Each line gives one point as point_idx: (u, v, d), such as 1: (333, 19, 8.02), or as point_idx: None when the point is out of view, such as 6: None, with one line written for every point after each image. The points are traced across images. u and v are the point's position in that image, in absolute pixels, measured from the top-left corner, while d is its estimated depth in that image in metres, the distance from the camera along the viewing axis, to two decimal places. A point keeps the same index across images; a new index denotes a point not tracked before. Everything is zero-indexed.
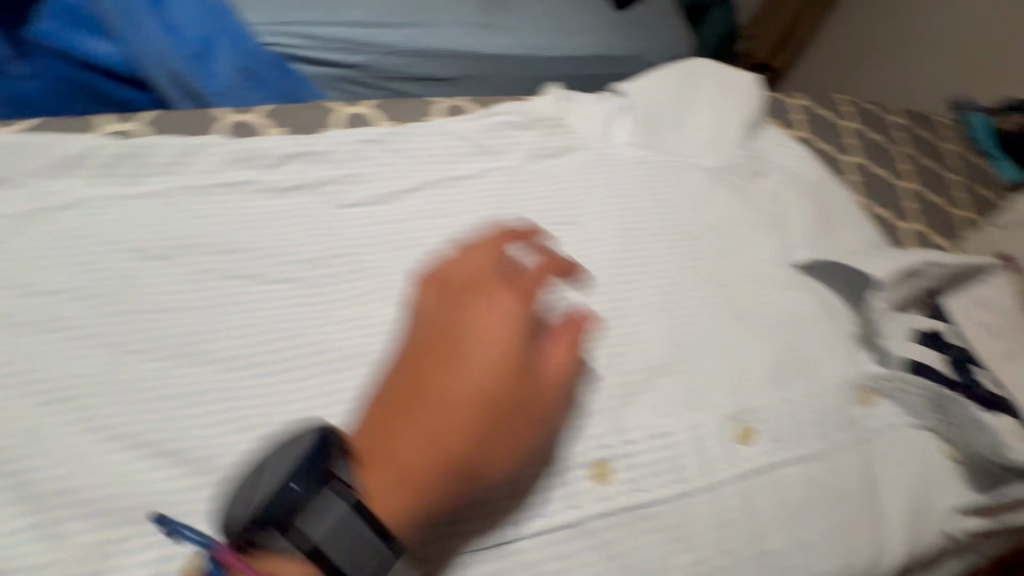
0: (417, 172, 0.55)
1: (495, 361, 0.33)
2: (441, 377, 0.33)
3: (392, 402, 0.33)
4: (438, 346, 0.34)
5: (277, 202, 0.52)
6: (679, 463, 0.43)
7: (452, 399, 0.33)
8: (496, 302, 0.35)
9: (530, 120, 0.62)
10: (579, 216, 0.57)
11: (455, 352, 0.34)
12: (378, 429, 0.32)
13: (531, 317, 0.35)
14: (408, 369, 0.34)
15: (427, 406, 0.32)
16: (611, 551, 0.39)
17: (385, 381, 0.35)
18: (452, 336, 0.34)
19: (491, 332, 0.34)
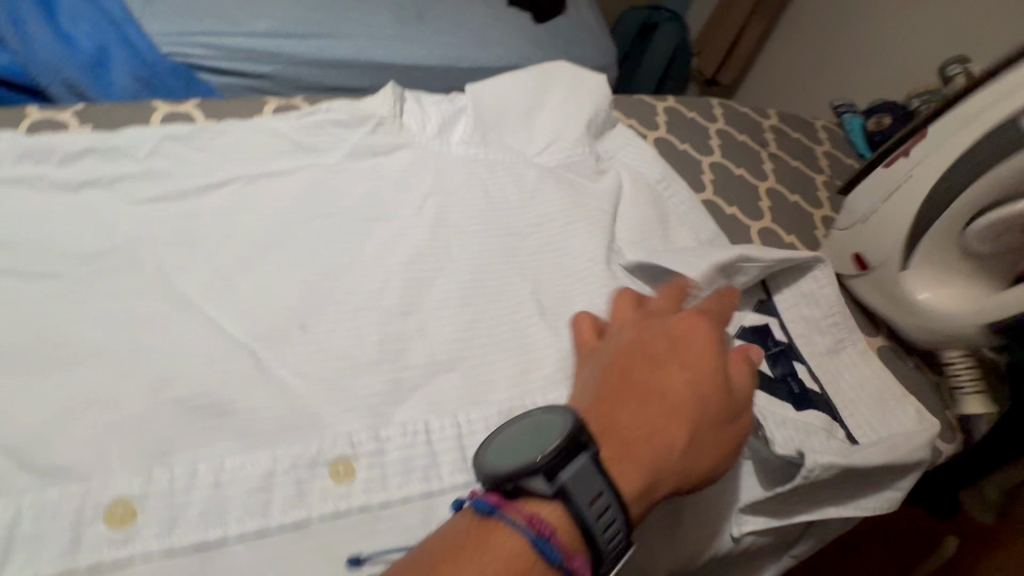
0: (222, 169, 0.54)
1: (701, 366, 0.42)
2: (661, 375, 0.41)
3: (604, 397, 0.40)
4: (649, 352, 0.43)
5: (59, 196, 0.49)
6: (435, 460, 0.41)
7: (686, 393, 0.40)
8: (698, 322, 0.45)
9: (355, 118, 0.61)
10: (391, 213, 0.56)
11: (665, 362, 0.42)
12: (619, 418, 0.39)
13: (719, 338, 0.45)
14: (617, 379, 0.41)
15: (686, 395, 0.40)
16: (334, 555, 0.37)
17: (584, 394, 0.42)
18: (657, 352, 0.43)
19: (690, 344, 0.44)
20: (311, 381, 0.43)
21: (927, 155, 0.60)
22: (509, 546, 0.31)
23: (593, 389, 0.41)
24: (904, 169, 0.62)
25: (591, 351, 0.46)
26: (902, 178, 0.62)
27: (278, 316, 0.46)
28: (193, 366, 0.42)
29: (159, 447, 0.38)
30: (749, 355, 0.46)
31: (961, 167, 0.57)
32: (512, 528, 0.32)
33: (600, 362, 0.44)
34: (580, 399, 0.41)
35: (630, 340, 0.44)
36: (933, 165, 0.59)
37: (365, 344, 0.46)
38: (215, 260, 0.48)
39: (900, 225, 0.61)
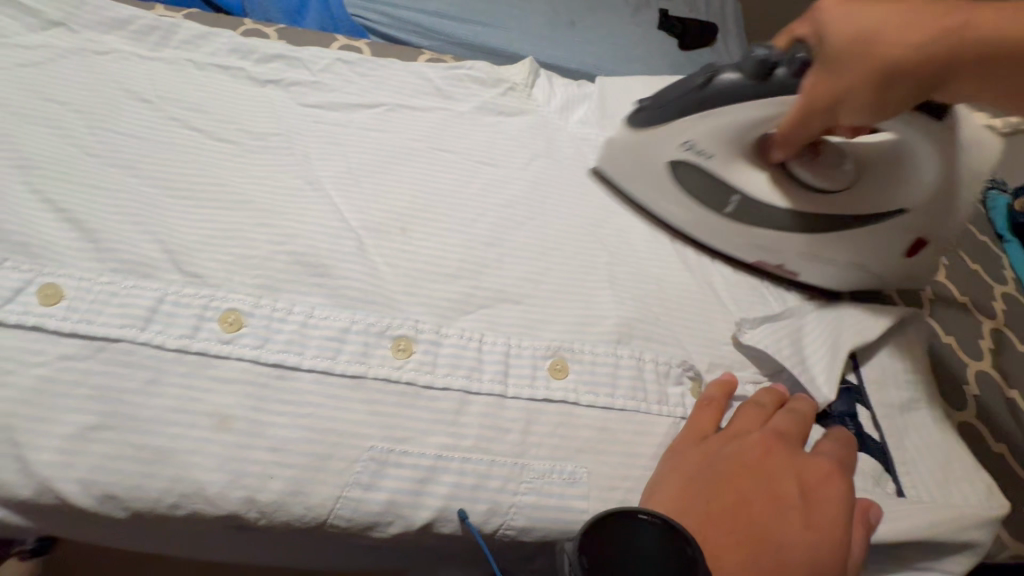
0: (374, 95, 0.64)
1: (823, 525, 0.39)
2: (784, 527, 0.38)
3: (717, 527, 0.38)
4: (776, 493, 0.40)
5: (251, 86, 0.61)
6: (478, 366, 0.45)
7: (805, 551, 0.38)
8: (839, 482, 0.41)
9: (491, 80, 0.68)
10: (498, 162, 0.62)
11: (783, 505, 0.39)
12: (731, 560, 0.37)
13: (849, 492, 0.41)
14: (730, 504, 0.39)
15: (804, 559, 0.37)
16: (376, 409, 0.42)
17: (689, 495, 0.40)
18: (779, 490, 0.40)
19: (824, 501, 0.40)
20: (397, 272, 0.49)
21: (751, 251, 0.59)
22: None
23: (705, 510, 0.39)
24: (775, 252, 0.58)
25: (705, 449, 0.43)
26: (776, 245, 0.57)
27: (385, 216, 0.53)
28: (313, 233, 0.50)
29: (272, 284, 0.46)
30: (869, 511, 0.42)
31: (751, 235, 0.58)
32: None
33: (714, 476, 0.41)
34: (689, 510, 0.39)
35: (753, 466, 0.41)
36: (760, 248, 0.58)
37: (447, 258, 0.52)
38: (348, 161, 0.57)
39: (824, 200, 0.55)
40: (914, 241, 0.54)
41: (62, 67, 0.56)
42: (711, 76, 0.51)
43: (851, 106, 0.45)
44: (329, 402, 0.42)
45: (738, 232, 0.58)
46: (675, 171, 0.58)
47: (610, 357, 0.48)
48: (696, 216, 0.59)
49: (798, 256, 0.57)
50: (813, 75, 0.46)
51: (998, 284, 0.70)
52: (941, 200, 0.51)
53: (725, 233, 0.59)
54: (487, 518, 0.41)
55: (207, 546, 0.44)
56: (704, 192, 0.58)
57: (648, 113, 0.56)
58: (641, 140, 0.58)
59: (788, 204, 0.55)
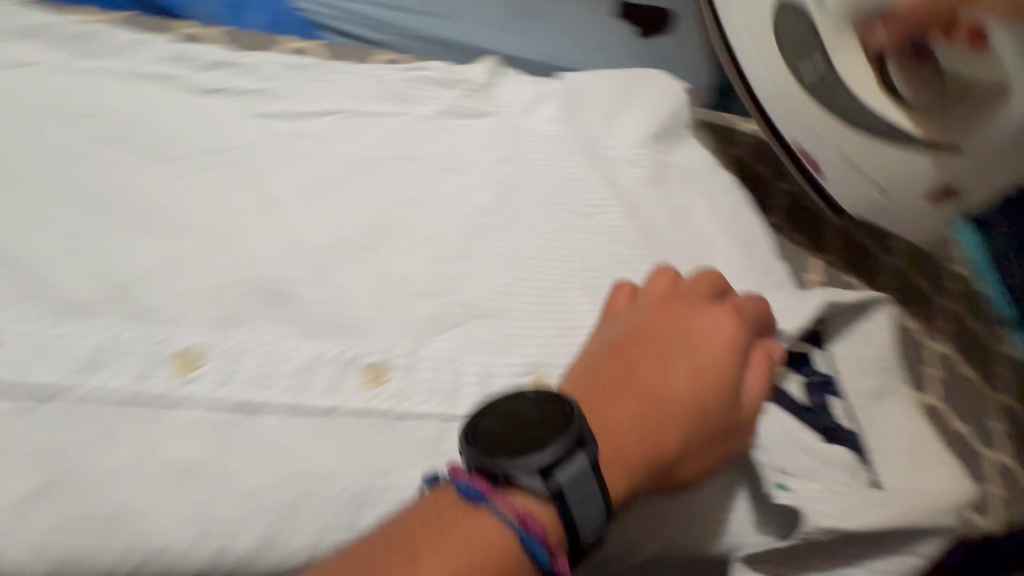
0: (328, 101, 0.60)
1: (705, 366, 0.44)
2: (673, 374, 0.43)
3: (605, 393, 0.42)
4: (670, 346, 0.45)
5: (192, 96, 0.57)
6: (457, 390, 0.44)
7: (689, 394, 0.42)
8: (732, 331, 0.46)
9: (451, 81, 0.65)
10: (464, 169, 0.59)
11: (672, 358, 0.44)
12: (628, 412, 0.41)
13: (738, 334, 0.46)
14: (623, 363, 0.43)
15: (688, 401, 0.42)
16: (351, 445, 0.40)
17: (592, 359, 0.44)
18: (670, 345, 0.45)
19: (708, 346, 0.45)
20: (364, 293, 0.47)
21: (813, 134, 0.66)
22: (490, 531, 0.34)
23: (606, 369, 0.43)
24: (828, 137, 0.64)
25: (614, 325, 0.47)
26: (834, 133, 0.63)
27: (349, 234, 0.50)
28: (272, 257, 0.47)
29: (229, 316, 0.43)
30: (767, 357, 0.47)
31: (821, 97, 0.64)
32: (496, 516, 0.34)
33: (622, 342, 0.45)
34: (588, 377, 0.43)
35: (652, 328, 0.46)
36: (819, 119, 0.64)
37: (417, 276, 0.49)
38: (305, 175, 0.54)
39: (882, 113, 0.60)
40: (942, 189, 0.59)
41: None
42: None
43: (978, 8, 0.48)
44: (301, 441, 0.40)
45: (811, 110, 0.65)
46: (784, 13, 0.65)
47: None
48: (782, 86, 0.67)
49: (824, 136, 0.65)
50: None
51: (953, 266, 0.73)
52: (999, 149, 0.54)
53: (795, 110, 0.67)
54: None
55: None
56: (795, 48, 0.65)
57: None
58: None
59: (868, 96, 0.61)
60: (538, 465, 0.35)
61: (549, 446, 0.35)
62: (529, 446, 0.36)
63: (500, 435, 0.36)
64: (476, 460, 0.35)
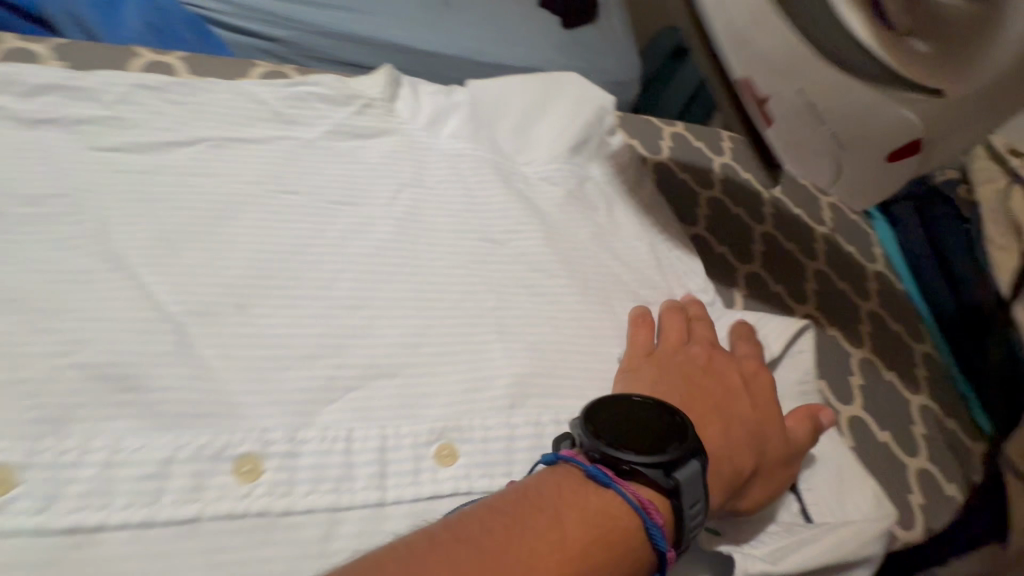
0: (193, 127, 0.52)
1: (766, 401, 0.46)
2: (735, 391, 0.46)
3: (694, 410, 0.43)
4: (720, 371, 0.47)
5: (13, 129, 0.47)
6: (350, 472, 0.38)
7: (757, 421, 0.44)
8: (761, 367, 0.49)
9: (342, 97, 0.58)
10: (361, 199, 0.53)
11: (737, 386, 0.46)
12: (716, 429, 0.42)
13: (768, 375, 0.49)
14: (698, 387, 0.45)
15: (757, 415, 0.45)
16: (218, 561, 0.34)
17: (662, 382, 0.45)
18: (731, 373, 0.47)
19: (747, 367, 0.49)
20: (237, 366, 0.40)
21: (771, 80, 0.53)
22: (616, 511, 0.34)
23: (678, 396, 0.44)
24: (793, 97, 0.53)
25: (654, 360, 0.48)
26: (793, 105, 0.54)
27: (217, 292, 0.43)
28: (117, 332, 0.39)
29: (58, 414, 0.35)
30: (816, 416, 0.48)
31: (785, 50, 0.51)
32: (623, 498, 0.35)
33: (674, 370, 0.46)
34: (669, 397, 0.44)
35: (698, 359, 0.48)
36: (789, 49, 0.51)
37: (302, 336, 0.43)
38: (163, 221, 0.46)
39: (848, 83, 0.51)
40: (908, 142, 0.53)
41: None
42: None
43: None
44: (154, 565, 0.33)
45: (765, 63, 0.52)
46: None
47: (504, 429, 0.43)
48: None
49: (792, 94, 0.53)
50: None
51: (871, 264, 0.73)
52: (975, 99, 0.50)
53: (778, 66, 0.52)
54: None
55: None
56: None
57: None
58: None
59: None
60: (660, 461, 0.35)
61: (671, 445, 0.36)
62: (652, 446, 0.36)
63: (624, 426, 0.37)
64: (599, 447, 0.36)
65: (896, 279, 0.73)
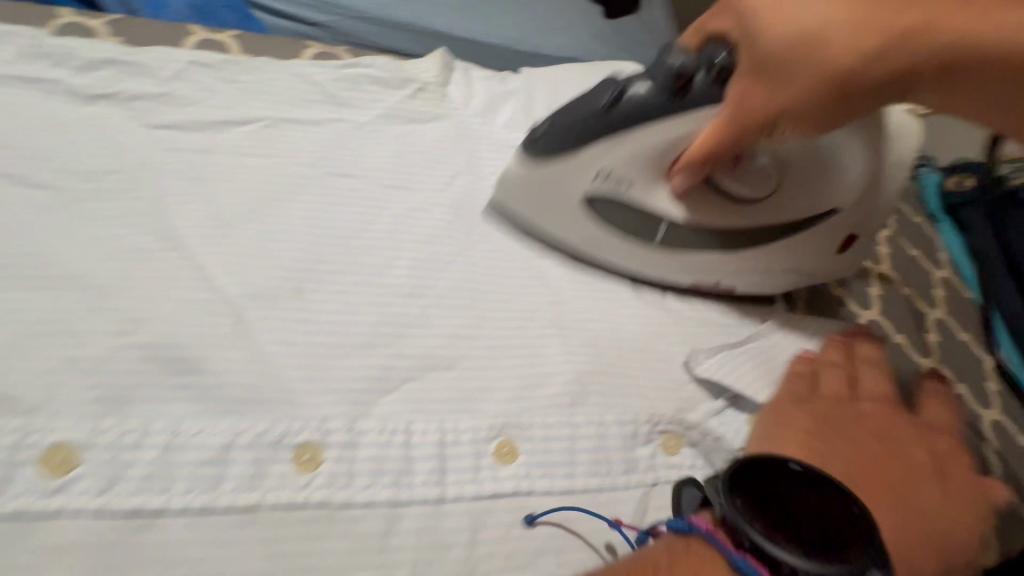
0: (247, 106, 0.51)
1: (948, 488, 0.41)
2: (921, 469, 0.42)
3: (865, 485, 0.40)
4: (901, 441, 0.44)
5: (74, 106, 0.47)
6: (408, 466, 0.37)
7: (939, 511, 0.40)
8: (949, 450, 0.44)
9: (396, 80, 0.57)
10: (413, 185, 0.51)
11: (916, 466, 0.42)
12: (897, 516, 0.38)
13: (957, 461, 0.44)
14: (871, 459, 0.41)
15: (941, 503, 0.40)
16: (278, 551, 0.33)
17: (835, 447, 0.42)
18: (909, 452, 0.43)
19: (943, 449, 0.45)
20: (294, 352, 0.39)
21: (725, 277, 0.52)
22: None
23: (851, 458, 0.41)
24: (748, 280, 0.53)
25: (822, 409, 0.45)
26: (752, 280, 0.53)
27: (272, 275, 0.42)
28: (175, 312, 0.38)
29: (117, 394, 0.34)
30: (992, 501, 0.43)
31: (708, 260, 0.51)
32: None
33: (845, 427, 0.44)
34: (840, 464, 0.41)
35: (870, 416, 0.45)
36: (710, 258, 0.51)
37: (357, 323, 0.42)
38: (218, 202, 0.45)
39: (770, 261, 0.52)
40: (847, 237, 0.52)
41: None
42: (621, 93, 0.45)
43: (791, 125, 0.41)
44: (213, 553, 0.32)
45: (692, 262, 0.51)
46: (594, 206, 0.49)
47: (565, 428, 0.41)
48: (629, 251, 0.51)
49: (738, 271, 0.52)
50: (744, 83, 0.41)
51: (936, 270, 0.70)
52: (871, 196, 0.49)
53: (711, 267, 0.52)
54: None
55: None
56: (645, 231, 0.50)
57: (545, 143, 0.47)
58: (553, 179, 0.48)
59: (702, 216, 0.50)
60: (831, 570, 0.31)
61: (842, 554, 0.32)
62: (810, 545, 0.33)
63: (777, 519, 0.33)
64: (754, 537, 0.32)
65: (962, 287, 0.70)
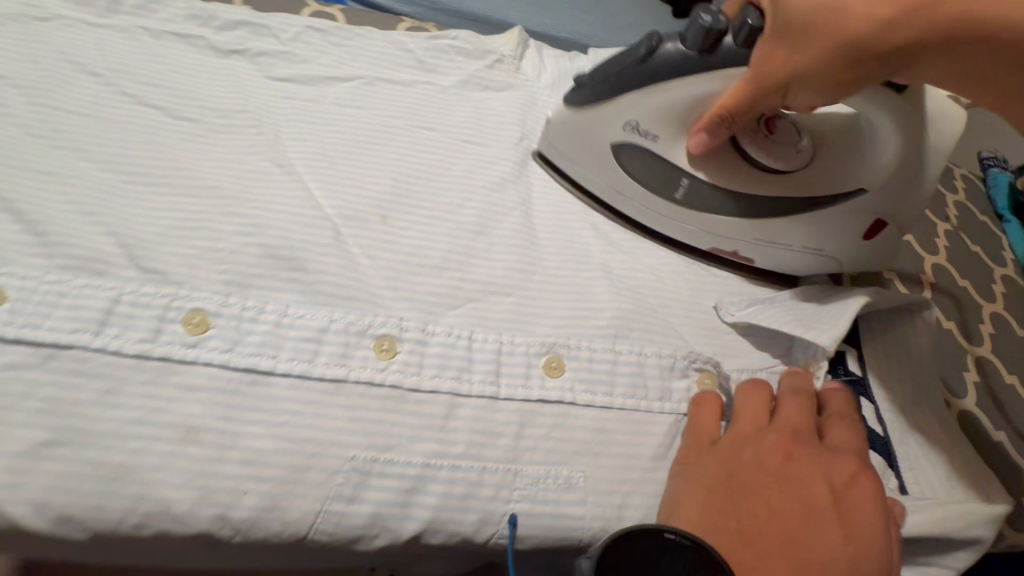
0: (350, 66, 0.59)
1: (860, 534, 0.37)
2: (824, 561, 0.35)
3: (755, 547, 0.35)
4: (810, 505, 0.38)
5: (214, 58, 0.56)
6: (468, 365, 0.42)
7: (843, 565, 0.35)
8: (861, 471, 0.39)
9: (477, 51, 0.63)
10: (486, 141, 0.58)
11: (818, 509, 0.37)
12: None
13: (872, 487, 0.39)
14: (763, 516, 0.37)
15: (846, 556, 0.36)
16: (359, 416, 0.39)
17: (723, 509, 0.37)
18: (811, 490, 0.38)
19: (864, 527, 0.37)
20: (379, 265, 0.46)
21: (742, 246, 0.54)
22: None
23: (743, 533, 0.36)
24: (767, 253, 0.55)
25: (717, 452, 0.41)
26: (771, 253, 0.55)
27: (364, 202, 0.49)
28: (285, 223, 0.46)
29: (240, 280, 0.42)
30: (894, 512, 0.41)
31: (722, 222, 0.54)
32: None
33: (736, 477, 0.39)
34: (724, 528, 0.36)
35: (777, 472, 0.39)
36: (729, 224, 0.54)
37: (432, 248, 0.48)
38: (323, 141, 0.52)
39: (793, 235, 0.53)
40: (875, 223, 0.51)
41: (6, 40, 0.51)
42: (655, 47, 0.49)
43: (801, 89, 0.43)
44: (308, 409, 0.38)
45: (712, 223, 0.54)
46: (621, 153, 0.54)
47: (607, 354, 0.45)
48: (646, 202, 0.55)
49: (756, 243, 0.54)
50: (766, 48, 0.43)
51: (999, 268, 0.69)
52: (905, 179, 0.49)
53: (728, 232, 0.54)
54: (479, 529, 0.38)
55: (188, 557, 0.42)
56: (664, 184, 0.54)
57: (584, 90, 0.53)
58: (585, 126, 0.55)
59: (719, 178, 0.53)
60: None
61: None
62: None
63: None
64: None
65: None
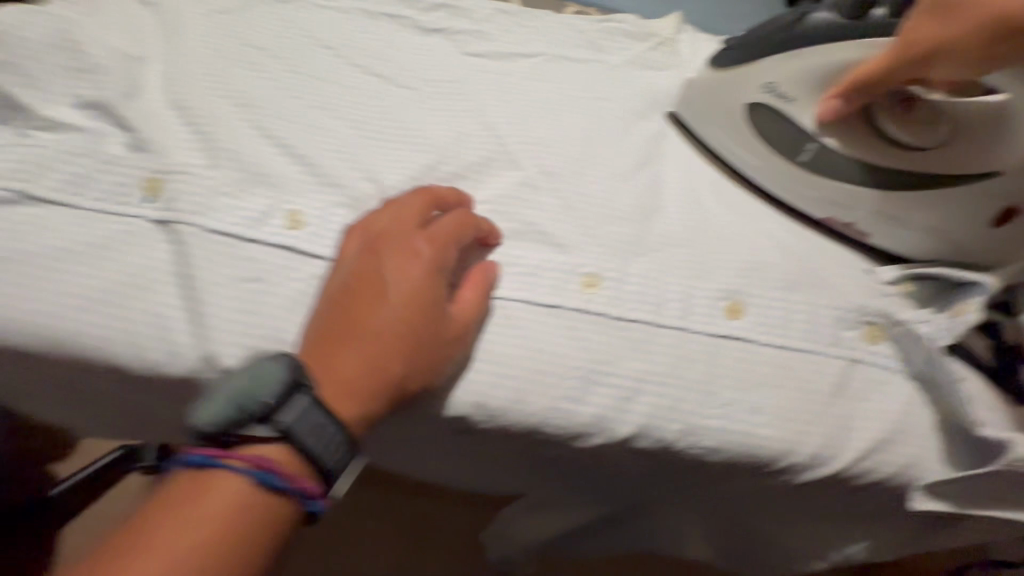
0: (532, 45, 0.66)
1: (398, 303, 0.41)
2: (375, 331, 0.40)
3: (331, 337, 0.40)
4: (355, 286, 0.42)
5: (420, 36, 0.65)
6: (662, 302, 0.48)
7: (381, 325, 0.40)
8: (421, 253, 0.42)
9: (642, 33, 0.69)
10: (654, 113, 0.63)
11: (370, 291, 0.41)
12: (353, 355, 0.40)
13: (421, 265, 0.42)
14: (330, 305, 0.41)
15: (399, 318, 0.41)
16: (578, 335, 0.46)
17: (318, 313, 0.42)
18: (364, 277, 0.42)
19: (400, 320, 0.41)
20: (574, 215, 0.53)
21: (871, 219, 0.55)
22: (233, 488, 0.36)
23: (322, 333, 0.41)
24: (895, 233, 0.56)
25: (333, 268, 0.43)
26: (904, 233, 0.55)
27: (556, 161, 0.56)
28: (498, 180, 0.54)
29: None
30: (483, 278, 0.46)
31: (860, 191, 0.54)
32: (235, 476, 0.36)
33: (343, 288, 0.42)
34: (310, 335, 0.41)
35: (355, 276, 0.42)
36: (859, 195, 0.54)
37: (618, 202, 0.55)
38: (516, 107, 0.60)
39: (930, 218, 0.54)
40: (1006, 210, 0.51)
41: (260, 19, 0.62)
42: (802, 18, 0.51)
43: (946, 59, 0.44)
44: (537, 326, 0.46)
45: (838, 190, 0.55)
46: (754, 113, 0.56)
47: (783, 302, 0.50)
48: (771, 166, 0.57)
49: (885, 219, 0.55)
50: (920, 18, 0.44)
51: None
52: None
53: (851, 200, 0.55)
54: (679, 436, 0.45)
55: (417, 446, 0.52)
56: (791, 144, 0.55)
57: (740, 48, 0.54)
58: (717, 88, 0.57)
59: (861, 156, 0.53)
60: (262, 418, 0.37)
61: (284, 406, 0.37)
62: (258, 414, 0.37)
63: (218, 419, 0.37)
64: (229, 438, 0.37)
65: None
